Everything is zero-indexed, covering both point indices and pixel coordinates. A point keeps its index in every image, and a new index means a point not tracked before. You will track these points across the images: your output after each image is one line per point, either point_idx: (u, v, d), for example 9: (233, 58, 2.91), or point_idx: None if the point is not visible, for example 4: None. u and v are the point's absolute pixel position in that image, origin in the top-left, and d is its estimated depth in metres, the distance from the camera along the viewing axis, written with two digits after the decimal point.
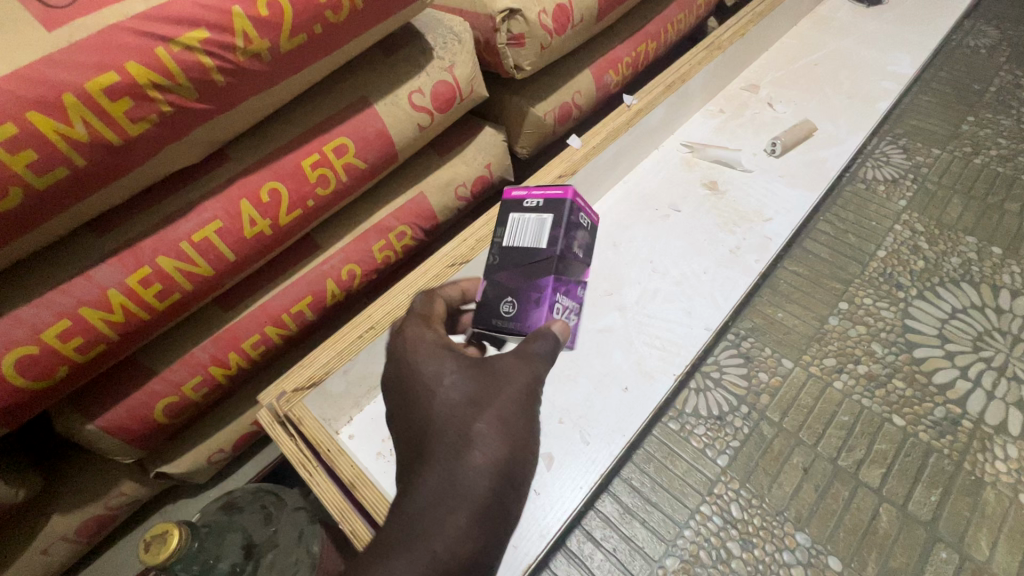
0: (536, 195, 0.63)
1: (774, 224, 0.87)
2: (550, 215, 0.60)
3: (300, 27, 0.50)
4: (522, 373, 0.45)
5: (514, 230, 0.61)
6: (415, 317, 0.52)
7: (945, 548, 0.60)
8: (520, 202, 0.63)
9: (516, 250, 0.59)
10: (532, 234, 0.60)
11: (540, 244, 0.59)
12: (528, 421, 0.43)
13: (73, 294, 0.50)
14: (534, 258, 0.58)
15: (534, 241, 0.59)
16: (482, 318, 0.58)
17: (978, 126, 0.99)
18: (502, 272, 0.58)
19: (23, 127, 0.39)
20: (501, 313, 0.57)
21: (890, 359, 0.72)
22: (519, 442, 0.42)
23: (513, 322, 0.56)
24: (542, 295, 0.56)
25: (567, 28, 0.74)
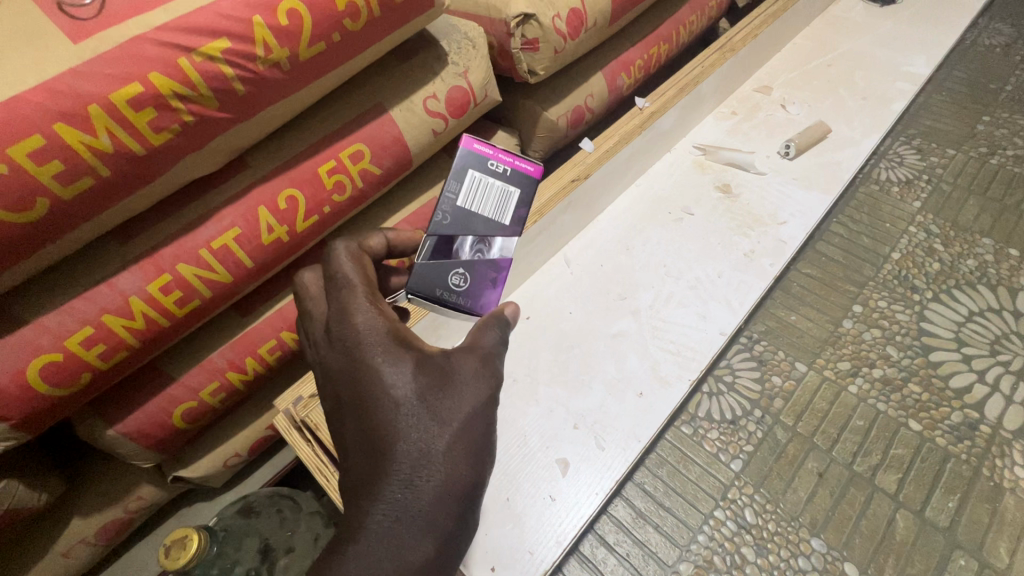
0: (503, 157, 0.53)
1: (789, 227, 0.87)
2: (518, 191, 0.53)
3: (319, 36, 0.50)
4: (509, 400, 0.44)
5: (474, 196, 0.51)
6: (357, 292, 0.43)
7: (964, 554, 0.59)
8: (484, 159, 0.52)
9: (475, 221, 0.51)
10: (494, 205, 0.52)
11: (504, 221, 0.52)
12: (491, 436, 0.43)
13: (96, 302, 0.51)
14: (495, 235, 0.52)
15: (497, 215, 0.52)
16: (424, 283, 0.50)
17: (994, 125, 0.98)
18: (457, 243, 0.50)
19: (50, 138, 0.40)
20: (450, 285, 0.50)
21: (906, 362, 0.71)
22: (480, 457, 0.42)
23: (463, 298, 0.50)
24: (498, 275, 0.51)
25: (581, 32, 0.74)
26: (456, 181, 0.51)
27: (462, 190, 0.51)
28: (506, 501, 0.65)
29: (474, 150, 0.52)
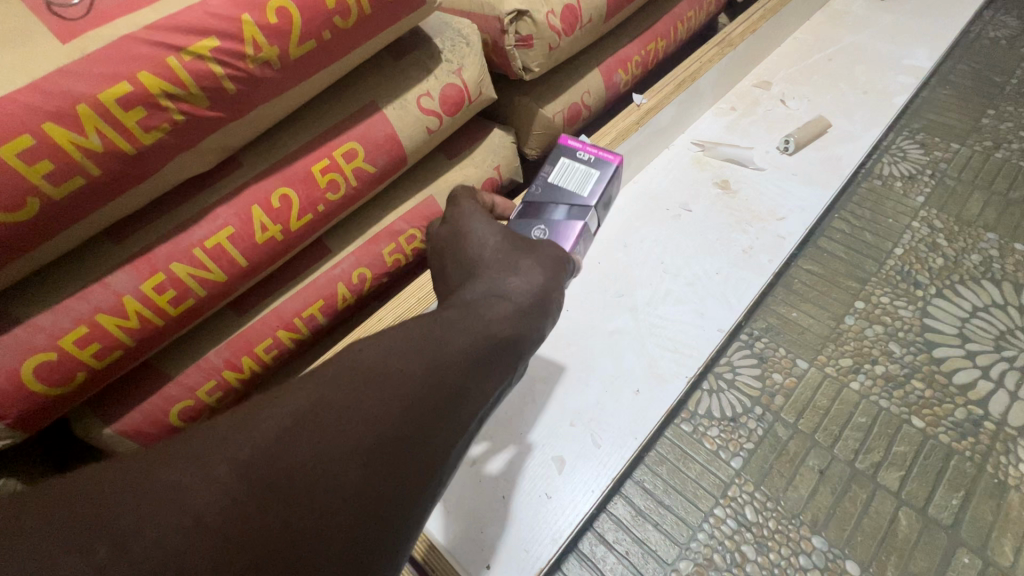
0: (590, 150, 0.72)
1: (788, 224, 0.86)
2: (594, 172, 0.71)
3: (309, 34, 0.50)
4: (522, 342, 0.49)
5: (561, 171, 0.71)
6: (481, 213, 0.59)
7: (968, 552, 0.58)
8: (575, 152, 0.72)
9: (561, 188, 0.69)
10: (577, 181, 0.70)
11: (583, 192, 0.69)
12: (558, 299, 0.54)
13: (91, 301, 0.51)
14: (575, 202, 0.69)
15: (578, 187, 0.70)
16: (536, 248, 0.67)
17: (999, 119, 0.97)
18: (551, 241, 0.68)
19: (39, 138, 0.40)
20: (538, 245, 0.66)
21: (908, 358, 0.71)
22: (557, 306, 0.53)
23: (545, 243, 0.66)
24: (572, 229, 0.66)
25: (576, 28, 0.74)
26: (551, 166, 0.71)
27: (553, 171, 0.71)
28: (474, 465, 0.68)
29: (568, 147, 0.73)
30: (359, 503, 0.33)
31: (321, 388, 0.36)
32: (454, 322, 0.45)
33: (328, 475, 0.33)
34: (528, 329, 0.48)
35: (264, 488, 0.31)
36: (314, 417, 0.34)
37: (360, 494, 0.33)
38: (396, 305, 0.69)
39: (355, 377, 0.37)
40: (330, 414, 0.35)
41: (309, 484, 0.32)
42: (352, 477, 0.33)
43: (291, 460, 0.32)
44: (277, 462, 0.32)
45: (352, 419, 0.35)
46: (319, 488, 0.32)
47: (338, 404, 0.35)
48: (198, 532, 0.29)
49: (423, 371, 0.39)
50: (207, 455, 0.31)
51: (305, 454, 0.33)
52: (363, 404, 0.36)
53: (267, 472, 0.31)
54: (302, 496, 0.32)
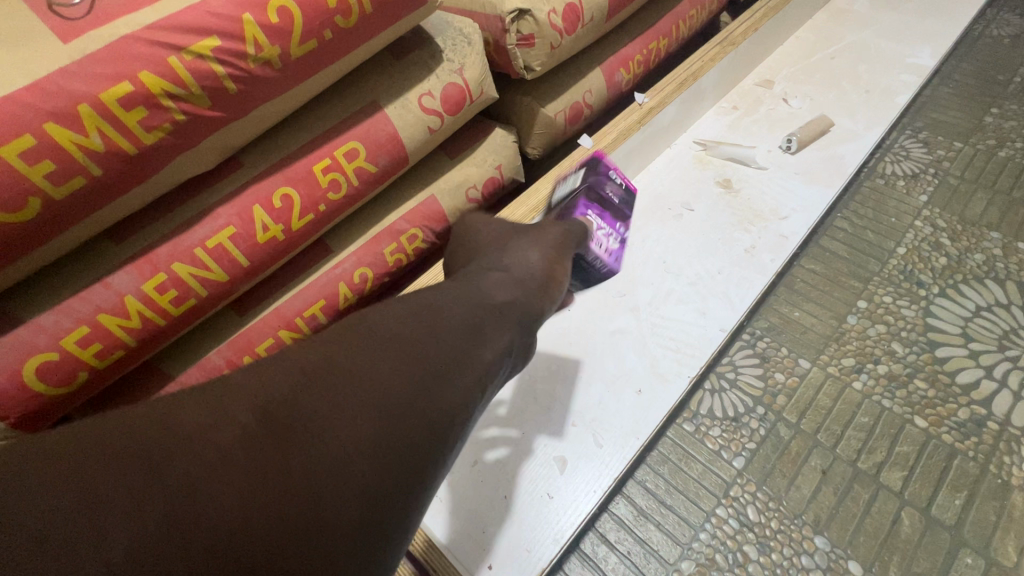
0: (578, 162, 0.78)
1: (791, 223, 0.86)
2: (585, 168, 0.74)
3: (310, 34, 0.50)
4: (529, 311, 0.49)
5: (558, 185, 0.76)
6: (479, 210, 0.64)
7: (971, 553, 0.58)
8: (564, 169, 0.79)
9: (556, 194, 0.73)
10: (570, 182, 0.74)
11: (575, 185, 0.72)
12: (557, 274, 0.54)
13: (93, 301, 0.51)
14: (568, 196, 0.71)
15: (572, 184, 0.73)
16: None
17: (1002, 118, 0.96)
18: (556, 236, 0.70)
19: (40, 138, 0.40)
20: None
21: (911, 358, 0.71)
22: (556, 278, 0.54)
23: None
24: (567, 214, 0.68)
25: (578, 27, 0.74)
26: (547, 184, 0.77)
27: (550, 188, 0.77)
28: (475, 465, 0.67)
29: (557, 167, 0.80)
30: (377, 451, 0.32)
31: (332, 347, 0.36)
32: (457, 298, 0.45)
33: (345, 419, 0.32)
34: (533, 300, 0.49)
35: (283, 428, 0.30)
36: (328, 368, 0.34)
37: (377, 442, 0.32)
38: None
39: (370, 337, 0.37)
40: (348, 366, 0.34)
41: (330, 427, 0.31)
42: (371, 424, 0.32)
43: (316, 404, 0.31)
44: (294, 406, 0.31)
45: (370, 370, 0.35)
46: (339, 431, 0.31)
47: (356, 358, 0.35)
48: (220, 466, 0.27)
49: (436, 331, 0.40)
50: (222, 399, 0.30)
51: (327, 400, 0.32)
52: (381, 357, 0.36)
53: (285, 414, 0.30)
54: (322, 438, 0.30)
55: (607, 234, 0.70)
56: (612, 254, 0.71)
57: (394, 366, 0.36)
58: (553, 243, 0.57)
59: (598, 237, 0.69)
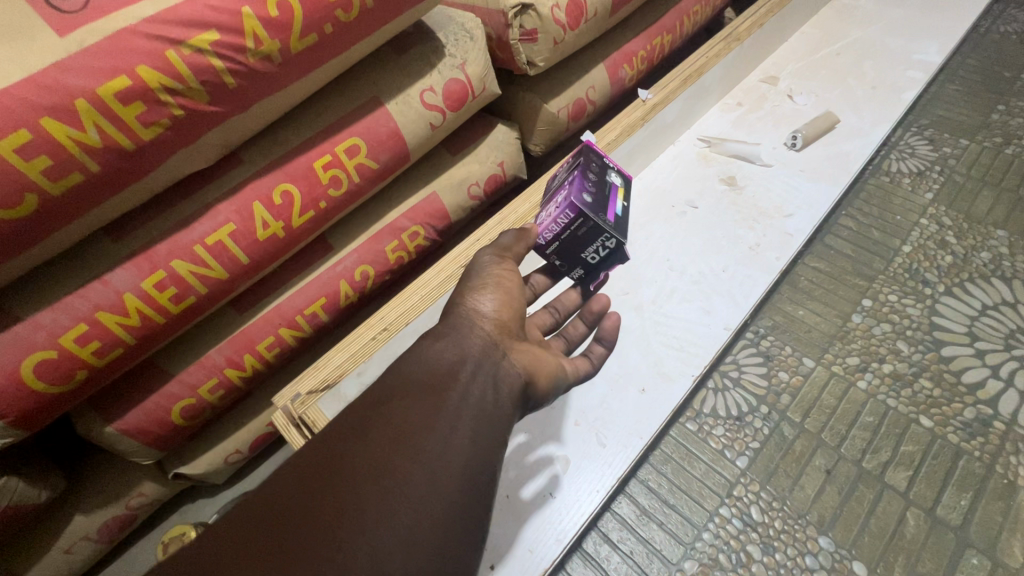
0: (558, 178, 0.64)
1: (796, 220, 0.85)
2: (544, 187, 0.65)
3: (311, 27, 0.50)
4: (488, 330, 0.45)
5: None
6: None
7: (976, 554, 0.57)
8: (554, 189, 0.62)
9: None
10: None
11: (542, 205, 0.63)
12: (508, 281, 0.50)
13: (91, 299, 0.51)
14: None
15: None
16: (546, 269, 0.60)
17: (1009, 115, 0.95)
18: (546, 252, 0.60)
19: (36, 133, 0.40)
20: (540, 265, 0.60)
21: (917, 357, 0.70)
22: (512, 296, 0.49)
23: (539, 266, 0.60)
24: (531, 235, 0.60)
25: (581, 22, 0.73)
26: None
27: None
28: None
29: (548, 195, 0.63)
30: (367, 561, 0.30)
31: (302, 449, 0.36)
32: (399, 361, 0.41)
33: (322, 540, 0.30)
34: (504, 317, 0.47)
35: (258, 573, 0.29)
36: (294, 484, 0.33)
37: (368, 551, 0.30)
38: (398, 303, 0.69)
39: (336, 431, 0.36)
40: (320, 464, 0.34)
41: (310, 556, 0.29)
42: (352, 532, 0.30)
43: (298, 518, 0.31)
44: (264, 542, 0.30)
45: (338, 460, 0.34)
46: (319, 556, 0.29)
47: (326, 456, 0.34)
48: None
49: (392, 391, 0.38)
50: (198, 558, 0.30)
51: (306, 505, 0.31)
52: (349, 443, 0.35)
53: (256, 556, 0.29)
54: (301, 569, 0.29)
55: (547, 209, 0.55)
56: (562, 200, 0.52)
57: (356, 445, 0.34)
58: (489, 264, 0.50)
59: (550, 212, 0.54)
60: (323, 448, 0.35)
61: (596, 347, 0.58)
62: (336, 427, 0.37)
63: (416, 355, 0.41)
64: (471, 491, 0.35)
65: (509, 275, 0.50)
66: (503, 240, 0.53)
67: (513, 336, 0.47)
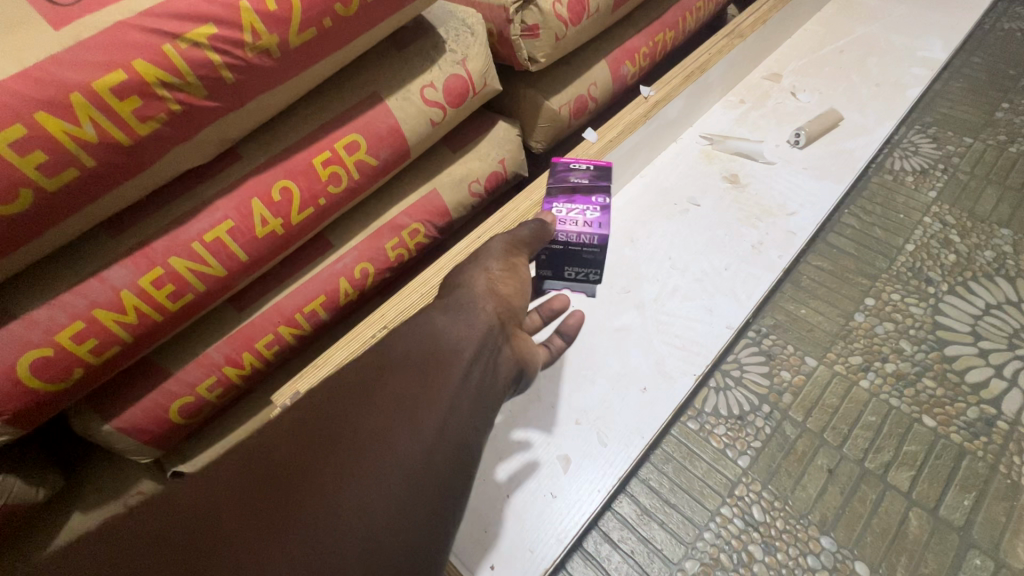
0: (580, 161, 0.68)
1: (799, 218, 0.84)
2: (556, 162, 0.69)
3: (310, 22, 0.49)
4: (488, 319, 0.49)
5: None
6: None
7: (980, 554, 0.57)
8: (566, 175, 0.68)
9: None
10: None
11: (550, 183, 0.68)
12: (514, 271, 0.55)
13: (87, 296, 0.50)
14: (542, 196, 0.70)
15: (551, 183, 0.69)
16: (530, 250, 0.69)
17: (1013, 113, 0.95)
18: None
19: (31, 127, 0.39)
20: None
21: (920, 357, 0.69)
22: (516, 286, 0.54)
23: None
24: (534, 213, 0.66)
25: (583, 18, 0.72)
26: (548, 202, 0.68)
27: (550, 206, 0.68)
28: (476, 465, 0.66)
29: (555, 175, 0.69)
30: (362, 514, 0.35)
31: (302, 408, 0.40)
32: (407, 335, 0.46)
33: (318, 491, 0.34)
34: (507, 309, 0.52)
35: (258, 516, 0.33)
36: (295, 443, 0.37)
37: (361, 508, 0.35)
38: (399, 301, 0.68)
39: (336, 397, 0.40)
40: (321, 427, 0.38)
41: (306, 503, 0.34)
42: (351, 490, 0.35)
43: (300, 469, 0.35)
44: (265, 486, 0.34)
45: (338, 424, 0.38)
46: (315, 506, 0.34)
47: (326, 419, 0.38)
48: (199, 565, 0.31)
49: (396, 366, 0.43)
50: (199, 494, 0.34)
51: (306, 459, 0.36)
52: (350, 410, 0.39)
53: (255, 498, 0.34)
54: (300, 516, 0.33)
55: (576, 208, 0.64)
56: (593, 223, 0.62)
57: (358, 412, 0.39)
58: (499, 253, 0.55)
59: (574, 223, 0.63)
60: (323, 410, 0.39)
61: (556, 339, 0.62)
62: (337, 393, 0.41)
63: (429, 332, 0.47)
64: (457, 463, 0.40)
65: (518, 266, 0.55)
66: (518, 234, 0.57)
67: (516, 323, 0.53)
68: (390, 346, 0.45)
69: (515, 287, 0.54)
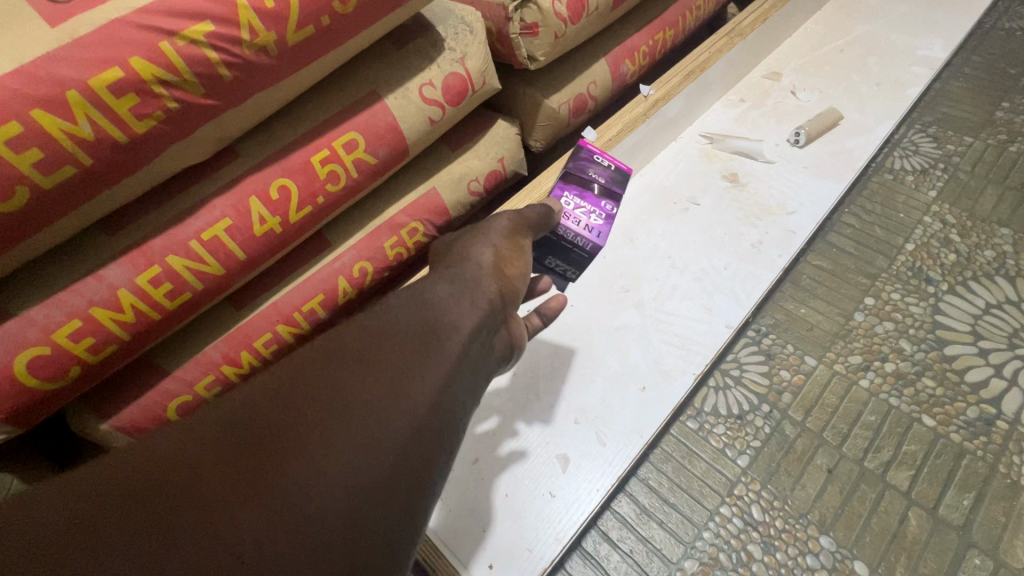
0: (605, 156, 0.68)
1: (798, 218, 0.84)
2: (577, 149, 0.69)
3: (308, 19, 0.49)
4: (487, 301, 0.49)
5: None
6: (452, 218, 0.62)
7: (979, 554, 0.57)
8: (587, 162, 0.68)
9: None
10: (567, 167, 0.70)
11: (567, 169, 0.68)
12: (516, 246, 0.53)
13: (84, 294, 0.50)
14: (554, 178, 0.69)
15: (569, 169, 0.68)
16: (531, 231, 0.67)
17: (1013, 112, 0.94)
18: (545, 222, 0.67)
19: (27, 125, 0.39)
20: None
21: (920, 356, 0.69)
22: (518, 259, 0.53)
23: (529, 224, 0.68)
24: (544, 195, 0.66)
25: (582, 16, 0.72)
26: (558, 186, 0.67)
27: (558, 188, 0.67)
28: (476, 464, 0.66)
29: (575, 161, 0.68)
30: (345, 476, 0.36)
31: (291, 370, 0.40)
32: (404, 304, 0.47)
33: (307, 448, 0.36)
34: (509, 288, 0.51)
35: (246, 465, 0.34)
36: (284, 403, 0.37)
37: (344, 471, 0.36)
38: None
39: (329, 361, 0.41)
40: (313, 389, 0.38)
41: (294, 457, 0.35)
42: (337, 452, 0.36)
43: (286, 427, 0.36)
44: (254, 439, 0.35)
45: (326, 390, 0.39)
46: (302, 461, 0.35)
47: (316, 383, 0.39)
48: (178, 512, 0.32)
49: (389, 337, 0.44)
50: (191, 437, 0.35)
51: (293, 418, 0.37)
52: (341, 376, 0.40)
53: (242, 448, 0.35)
54: (284, 471, 0.34)
55: (584, 204, 0.63)
56: (596, 228, 0.62)
57: (347, 379, 0.40)
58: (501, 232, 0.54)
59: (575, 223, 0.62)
60: (314, 373, 0.40)
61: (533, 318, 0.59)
62: (328, 358, 0.41)
63: (429, 303, 0.47)
64: (446, 432, 0.42)
65: (526, 247, 0.54)
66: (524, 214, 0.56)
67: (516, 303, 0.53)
68: (385, 315, 0.46)
69: (516, 263, 0.53)
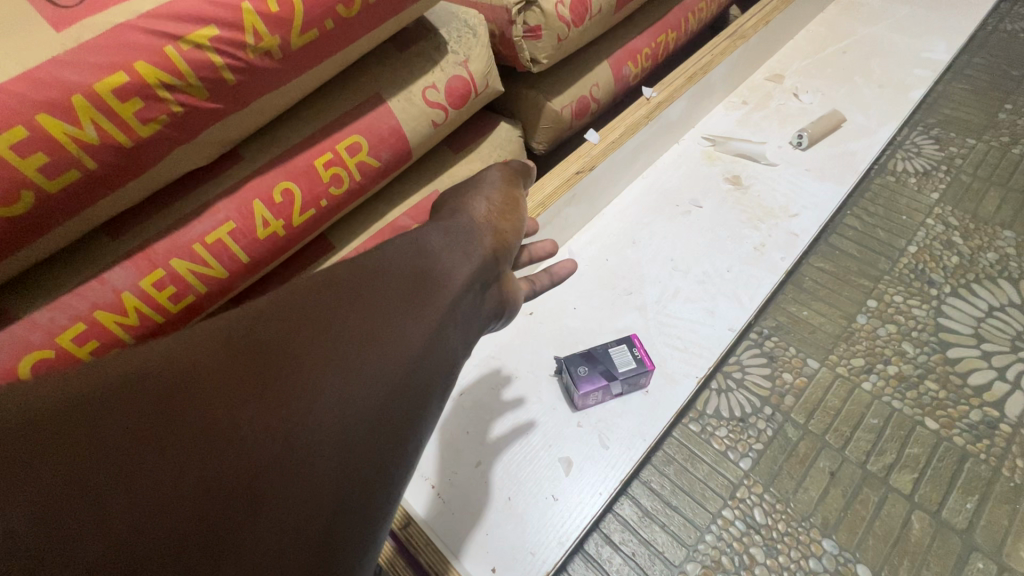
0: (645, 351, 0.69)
1: (800, 220, 0.84)
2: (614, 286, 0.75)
3: (312, 23, 0.49)
4: (478, 255, 0.49)
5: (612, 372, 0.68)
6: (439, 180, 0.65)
7: (982, 558, 0.57)
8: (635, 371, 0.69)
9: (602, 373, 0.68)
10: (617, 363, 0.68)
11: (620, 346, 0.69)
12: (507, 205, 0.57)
13: (88, 298, 0.50)
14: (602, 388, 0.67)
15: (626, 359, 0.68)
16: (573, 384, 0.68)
17: (1016, 114, 0.94)
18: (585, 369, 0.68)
19: (33, 129, 0.39)
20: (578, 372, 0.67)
21: (922, 359, 0.69)
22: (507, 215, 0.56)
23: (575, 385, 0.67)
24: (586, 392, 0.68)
25: (585, 19, 0.72)
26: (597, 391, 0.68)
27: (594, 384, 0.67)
28: (479, 467, 0.66)
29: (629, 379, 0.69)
30: (339, 403, 0.33)
31: (286, 296, 0.37)
32: (399, 248, 0.44)
33: (294, 374, 0.33)
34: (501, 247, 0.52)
35: (240, 380, 0.31)
36: (279, 323, 0.35)
37: (338, 398, 0.33)
38: None
39: (324, 290, 0.38)
40: (307, 315, 0.36)
41: (282, 379, 0.32)
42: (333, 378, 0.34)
43: (282, 348, 0.34)
44: (243, 358, 0.32)
45: (323, 315, 0.36)
46: (295, 384, 0.32)
47: (313, 308, 0.36)
48: (162, 418, 0.28)
49: (384, 274, 0.41)
50: (171, 351, 0.32)
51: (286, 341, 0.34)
52: (338, 304, 0.37)
53: (225, 364, 0.32)
54: (277, 387, 0.32)
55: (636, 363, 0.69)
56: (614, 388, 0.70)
57: (344, 308, 0.37)
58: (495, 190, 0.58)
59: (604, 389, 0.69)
60: (310, 300, 0.37)
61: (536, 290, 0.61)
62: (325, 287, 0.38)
63: (423, 251, 0.45)
64: (439, 379, 0.40)
65: (517, 204, 0.58)
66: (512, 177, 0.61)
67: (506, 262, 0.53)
68: (377, 254, 0.43)
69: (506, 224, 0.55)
